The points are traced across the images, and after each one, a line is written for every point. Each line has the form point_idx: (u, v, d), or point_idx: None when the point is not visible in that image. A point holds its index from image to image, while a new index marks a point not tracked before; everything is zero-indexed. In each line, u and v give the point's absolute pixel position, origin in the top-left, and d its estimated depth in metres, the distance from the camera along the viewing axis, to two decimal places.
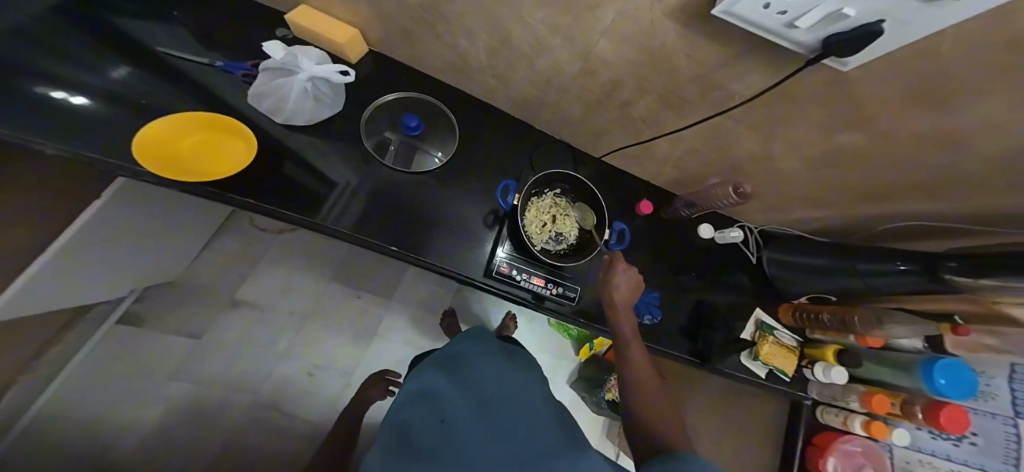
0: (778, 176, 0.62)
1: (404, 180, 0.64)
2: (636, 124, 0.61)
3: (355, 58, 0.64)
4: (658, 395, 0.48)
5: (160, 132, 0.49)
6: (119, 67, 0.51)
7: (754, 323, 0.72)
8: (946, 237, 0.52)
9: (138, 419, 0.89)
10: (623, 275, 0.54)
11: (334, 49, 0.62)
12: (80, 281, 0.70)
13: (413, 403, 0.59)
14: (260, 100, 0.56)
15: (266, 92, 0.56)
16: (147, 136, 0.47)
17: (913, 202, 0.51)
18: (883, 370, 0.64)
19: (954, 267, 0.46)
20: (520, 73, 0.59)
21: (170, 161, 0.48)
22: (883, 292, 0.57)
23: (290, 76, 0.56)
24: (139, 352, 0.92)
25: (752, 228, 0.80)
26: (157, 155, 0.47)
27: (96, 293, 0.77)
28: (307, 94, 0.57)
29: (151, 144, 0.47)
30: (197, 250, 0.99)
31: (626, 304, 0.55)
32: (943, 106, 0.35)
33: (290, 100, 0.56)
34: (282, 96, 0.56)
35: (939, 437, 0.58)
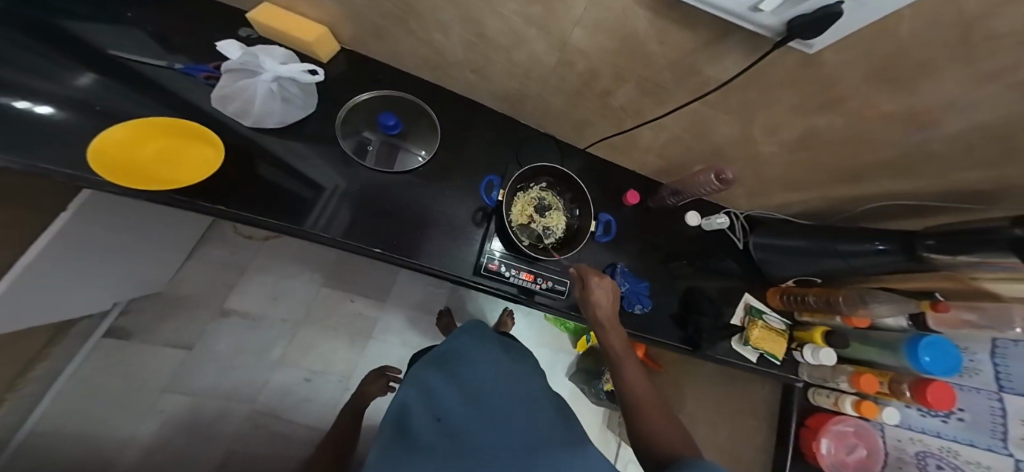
0: (759, 161, 0.62)
1: (386, 179, 0.63)
2: (616, 114, 0.60)
3: (326, 58, 0.63)
4: (649, 396, 0.49)
5: (119, 140, 0.48)
6: (83, 75, 0.50)
7: (744, 308, 0.73)
8: (926, 215, 0.53)
9: (129, 434, 0.87)
10: (600, 290, 0.57)
11: (303, 48, 0.61)
12: (56, 296, 0.68)
13: (410, 401, 0.57)
14: (226, 104, 0.55)
15: (231, 94, 0.55)
16: (105, 145, 0.46)
17: (892, 181, 0.52)
18: (869, 348, 0.65)
19: (930, 245, 0.46)
20: (496, 66, 0.58)
21: (130, 169, 0.47)
22: (868, 273, 0.58)
23: (253, 77, 0.55)
24: (128, 366, 0.92)
25: (738, 214, 0.80)
26: (117, 164, 0.46)
27: (75, 307, 0.76)
28: (274, 94, 0.56)
29: (109, 153, 0.46)
30: (181, 260, 0.98)
31: (609, 315, 0.57)
32: (910, 87, 0.35)
33: (257, 101, 0.55)
34: (247, 98, 0.55)
35: (928, 414, 0.59)
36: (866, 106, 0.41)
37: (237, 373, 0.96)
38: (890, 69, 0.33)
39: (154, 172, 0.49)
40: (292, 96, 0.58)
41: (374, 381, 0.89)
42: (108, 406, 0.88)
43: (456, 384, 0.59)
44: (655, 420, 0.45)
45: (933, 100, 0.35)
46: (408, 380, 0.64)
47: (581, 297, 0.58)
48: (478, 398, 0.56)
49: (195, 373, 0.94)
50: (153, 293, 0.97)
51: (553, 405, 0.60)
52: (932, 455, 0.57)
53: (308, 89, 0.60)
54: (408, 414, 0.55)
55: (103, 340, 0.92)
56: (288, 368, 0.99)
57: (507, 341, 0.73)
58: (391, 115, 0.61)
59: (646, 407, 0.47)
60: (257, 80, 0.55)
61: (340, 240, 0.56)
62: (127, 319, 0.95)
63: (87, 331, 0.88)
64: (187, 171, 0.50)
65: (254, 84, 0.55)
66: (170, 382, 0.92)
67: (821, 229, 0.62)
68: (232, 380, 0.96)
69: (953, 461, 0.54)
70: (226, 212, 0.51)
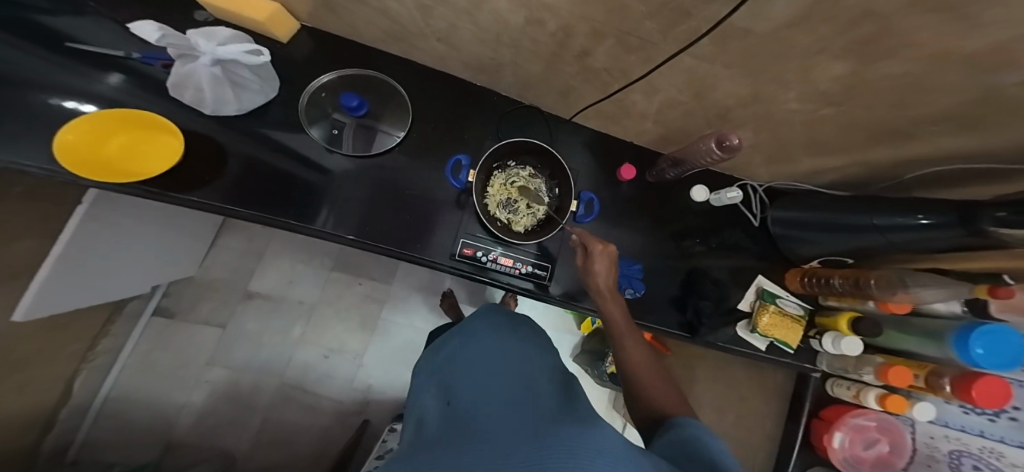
0: (779, 120, 0.52)
1: (364, 168, 0.61)
2: (600, 77, 0.53)
3: (283, 38, 0.61)
4: (642, 357, 0.45)
5: (86, 133, 0.49)
6: (112, 73, 0.54)
7: (755, 292, 0.68)
8: (1005, 178, 0.41)
9: (183, 401, 1.00)
10: (598, 260, 0.52)
11: (258, 27, 0.58)
12: (93, 289, 0.76)
13: (425, 397, 0.58)
14: (181, 93, 0.53)
15: (181, 82, 0.52)
16: (75, 140, 0.48)
17: (949, 142, 0.41)
18: (908, 338, 0.57)
19: (1002, 217, 0.35)
20: (460, 33, 0.52)
21: (103, 164, 0.50)
22: (913, 250, 0.49)
23: (194, 62, 0.50)
24: (174, 341, 1.03)
25: (756, 187, 0.73)
26: (90, 159, 0.49)
27: (116, 292, 0.84)
28: (221, 80, 0.52)
29: (78, 149, 0.48)
30: (204, 249, 1.06)
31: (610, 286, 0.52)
32: (961, 23, 0.26)
33: (206, 89, 0.52)
34: (196, 86, 0.52)
35: (971, 411, 0.51)
36: (904, 54, 0.31)
37: (265, 349, 1.05)
38: (926, 3, 0.25)
39: (118, 165, 0.50)
40: (243, 81, 0.55)
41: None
42: (164, 376, 1.01)
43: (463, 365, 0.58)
44: (654, 384, 0.42)
45: (1000, 38, 0.25)
46: (423, 369, 0.66)
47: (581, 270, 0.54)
48: (481, 372, 0.54)
49: (230, 349, 1.04)
50: (189, 277, 1.06)
51: (557, 372, 0.57)
52: (967, 455, 0.50)
53: (262, 72, 0.56)
54: (425, 409, 0.56)
55: (152, 319, 1.03)
56: (309, 346, 1.06)
57: (515, 318, 0.68)
58: (354, 95, 0.58)
59: (644, 375, 0.43)
60: (198, 65, 0.50)
61: (342, 235, 0.58)
62: (169, 300, 1.05)
63: (137, 311, 1.00)
64: (150, 166, 0.52)
65: (195, 69, 0.50)
66: (211, 357, 1.03)
67: (859, 200, 0.53)
68: (262, 355, 1.05)
69: (995, 463, 0.46)
70: (215, 205, 0.55)
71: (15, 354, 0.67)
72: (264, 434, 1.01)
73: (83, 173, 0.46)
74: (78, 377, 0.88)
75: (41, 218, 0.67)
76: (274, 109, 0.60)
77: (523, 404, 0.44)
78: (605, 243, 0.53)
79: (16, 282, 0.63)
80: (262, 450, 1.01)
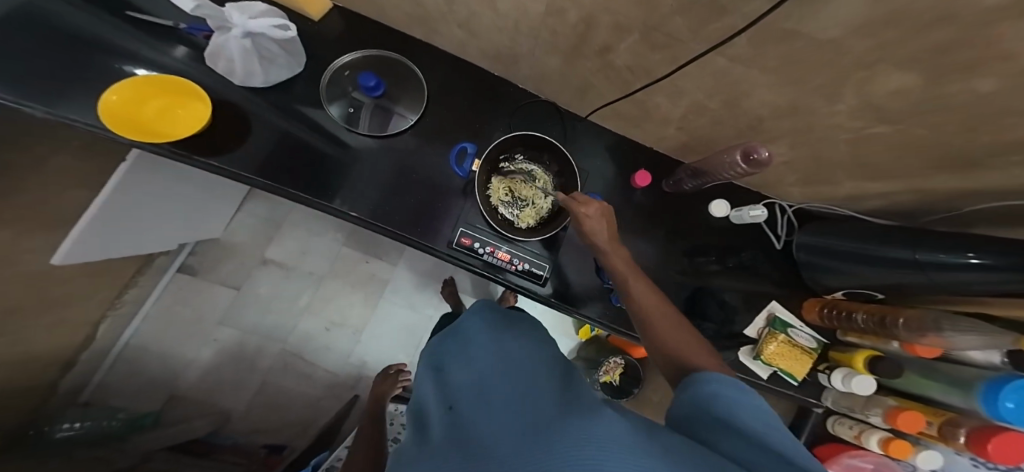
0: (809, 136, 0.49)
1: (385, 150, 0.63)
2: (621, 75, 0.51)
3: (316, 17, 0.62)
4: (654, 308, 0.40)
5: (127, 98, 0.53)
6: (179, 46, 0.58)
7: (765, 319, 0.66)
8: None
9: (192, 356, 1.06)
10: (590, 220, 0.47)
11: (293, 4, 0.59)
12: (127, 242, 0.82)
13: (427, 397, 0.54)
14: (214, 62, 0.55)
15: (215, 53, 0.54)
16: (119, 105, 0.52)
17: (1005, 171, 0.37)
18: (929, 383, 0.55)
19: None
20: (483, 20, 0.51)
21: (142, 126, 0.53)
22: (960, 295, 0.45)
23: (225, 34, 0.51)
24: (191, 297, 1.08)
25: (786, 207, 0.71)
26: (131, 122, 0.52)
27: (148, 247, 0.90)
28: (250, 53, 0.54)
29: (121, 112, 0.52)
30: (231, 213, 1.09)
31: (610, 242, 0.46)
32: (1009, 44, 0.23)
33: (237, 61, 0.54)
34: (228, 57, 0.54)
35: (981, 465, 0.48)
36: (949, 72, 0.29)
37: (273, 315, 1.10)
38: (975, 19, 0.22)
39: (152, 124, 0.54)
40: (271, 54, 0.56)
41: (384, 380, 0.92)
42: (180, 329, 1.07)
43: (465, 361, 0.54)
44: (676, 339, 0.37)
45: None
46: (425, 365, 0.63)
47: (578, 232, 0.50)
48: (481, 367, 0.50)
49: (241, 310, 1.09)
50: (213, 239, 1.11)
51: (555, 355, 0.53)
52: None
53: (289, 46, 0.57)
54: (429, 411, 0.51)
55: (176, 275, 1.08)
56: (314, 317, 1.10)
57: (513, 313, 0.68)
58: (371, 75, 0.59)
59: (667, 331, 0.38)
60: (229, 37, 0.51)
61: (357, 216, 0.60)
62: (193, 259, 1.10)
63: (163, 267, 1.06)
64: (178, 130, 0.54)
65: (227, 42, 0.52)
66: (223, 317, 1.09)
67: (907, 233, 0.49)
68: (269, 319, 1.10)
69: None
70: (229, 172, 0.57)
71: (54, 291, 0.73)
72: (266, 395, 1.07)
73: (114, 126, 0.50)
74: (105, 320, 0.95)
75: (87, 169, 0.73)
76: (299, 84, 0.62)
77: (521, 393, 0.41)
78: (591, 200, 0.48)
79: (58, 227, 0.68)
80: (262, 409, 1.06)
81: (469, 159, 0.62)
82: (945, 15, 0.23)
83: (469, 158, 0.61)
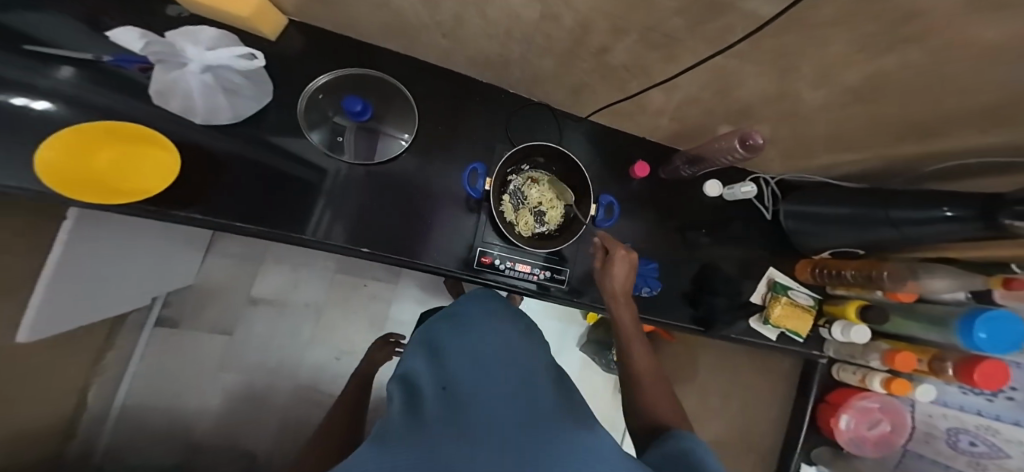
0: (800, 118, 0.51)
1: (376, 174, 0.59)
2: (618, 74, 0.50)
3: (270, 34, 0.55)
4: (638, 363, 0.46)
5: (69, 147, 0.42)
6: (63, 65, 0.45)
7: (767, 284, 0.70)
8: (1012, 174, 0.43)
9: (197, 406, 1.01)
10: (617, 262, 0.51)
11: (237, 21, 0.51)
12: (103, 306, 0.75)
13: (415, 362, 0.46)
14: (164, 100, 0.48)
15: (167, 90, 0.47)
16: (62, 157, 0.41)
17: (987, 135, 0.40)
18: (911, 323, 0.60)
19: (1013, 211, 0.36)
20: (468, 29, 0.48)
21: (93, 183, 0.43)
22: (928, 245, 0.53)
23: (180, 69, 0.46)
24: (184, 348, 1.02)
25: (769, 179, 0.74)
26: (77, 178, 0.42)
27: (122, 305, 0.82)
28: (212, 87, 0.49)
29: (62, 166, 0.41)
30: (202, 254, 1.03)
31: (626, 290, 0.51)
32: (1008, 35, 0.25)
33: (197, 97, 0.48)
34: (183, 93, 0.48)
35: (970, 392, 0.54)
36: (952, 57, 0.30)
37: (276, 354, 1.06)
38: (986, 21, 0.23)
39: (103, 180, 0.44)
40: (235, 86, 0.51)
41: (380, 348, 0.82)
42: (176, 382, 1.01)
43: (464, 343, 0.48)
44: (656, 393, 0.42)
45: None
46: (413, 339, 0.55)
47: (598, 269, 0.54)
48: (474, 358, 0.44)
49: (240, 354, 1.04)
50: (193, 284, 1.04)
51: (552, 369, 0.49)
52: (963, 432, 0.53)
53: (252, 75, 0.52)
54: (414, 374, 0.43)
55: (155, 330, 1.02)
56: (318, 346, 1.07)
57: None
58: (356, 99, 0.54)
59: (649, 384, 0.43)
60: (187, 73, 0.46)
61: (339, 245, 0.55)
62: (170, 310, 1.03)
63: (140, 322, 0.98)
64: (143, 182, 0.46)
65: (183, 77, 0.47)
66: (222, 363, 1.04)
67: (872, 196, 0.55)
68: (272, 359, 1.05)
69: (990, 439, 0.49)
70: (222, 222, 0.50)
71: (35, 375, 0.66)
72: (285, 434, 1.03)
73: (61, 189, 0.40)
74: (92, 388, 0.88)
75: None
76: (270, 113, 0.55)
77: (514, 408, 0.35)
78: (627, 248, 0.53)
79: None
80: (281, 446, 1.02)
81: (483, 179, 0.61)
82: (957, 16, 0.24)
83: (482, 178, 0.59)
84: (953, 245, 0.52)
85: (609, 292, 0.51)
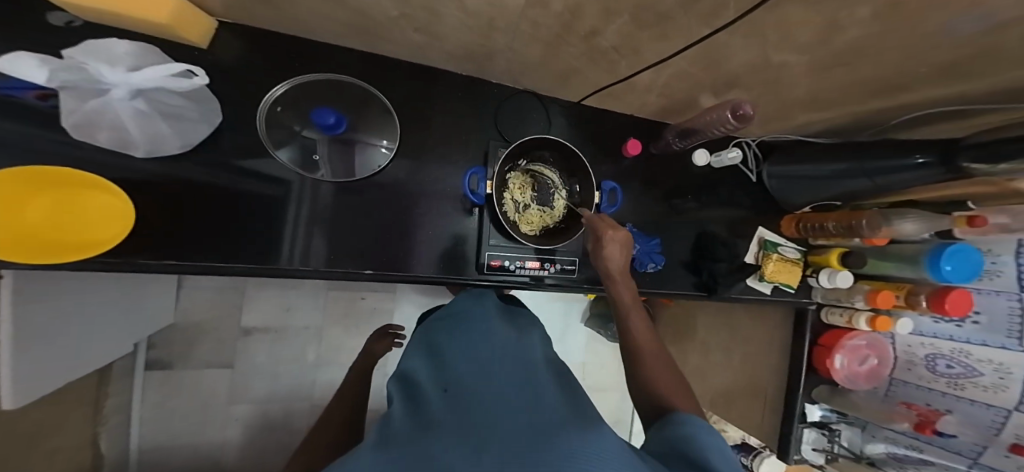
0: (783, 84, 0.52)
1: (349, 190, 0.54)
2: (608, 56, 0.49)
3: (200, 36, 0.43)
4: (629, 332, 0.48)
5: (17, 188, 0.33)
6: None
7: (759, 243, 0.75)
8: (970, 114, 0.48)
9: (219, 440, 0.99)
10: (611, 244, 0.52)
11: (154, 27, 0.39)
12: (87, 362, 0.68)
13: (420, 372, 0.44)
14: (88, 134, 0.39)
15: (90, 124, 0.38)
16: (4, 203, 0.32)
17: (961, 83, 0.42)
18: (887, 264, 0.65)
19: (971, 155, 0.41)
20: (446, 24, 0.44)
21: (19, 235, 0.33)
22: (890, 192, 0.58)
23: (101, 98, 0.37)
24: (183, 389, 0.97)
25: (750, 143, 0.77)
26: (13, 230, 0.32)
27: (107, 356, 0.75)
28: (149, 115, 0.40)
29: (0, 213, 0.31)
30: (173, 298, 0.93)
31: (622, 271, 0.53)
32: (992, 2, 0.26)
33: (133, 129, 0.40)
34: (111, 124, 0.39)
35: (941, 321, 0.61)
36: (952, 16, 0.31)
37: (286, 379, 1.04)
38: None
39: (26, 231, 0.34)
40: (175, 109, 0.42)
41: (379, 340, 0.76)
42: (187, 424, 0.97)
43: (467, 348, 0.46)
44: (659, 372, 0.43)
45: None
46: (414, 343, 0.53)
47: (592, 250, 0.54)
48: (483, 362, 0.43)
49: (249, 385, 1.01)
50: (173, 325, 0.95)
51: (555, 378, 0.46)
52: (940, 356, 0.61)
53: (195, 96, 0.44)
54: (419, 380, 0.43)
55: (148, 374, 0.94)
56: (329, 365, 1.07)
57: (512, 310, 0.60)
58: (327, 111, 0.48)
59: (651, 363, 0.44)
60: (110, 100, 0.37)
61: (319, 269, 0.51)
62: (158, 352, 0.95)
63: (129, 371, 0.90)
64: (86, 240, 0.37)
65: (106, 107, 0.38)
66: (232, 396, 1.00)
67: (846, 150, 0.58)
68: (283, 385, 1.04)
69: (964, 360, 0.57)
70: (203, 263, 0.45)
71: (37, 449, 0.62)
72: None
73: None
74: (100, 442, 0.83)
75: None
76: (224, 137, 0.47)
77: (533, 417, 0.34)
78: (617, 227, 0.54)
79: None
80: None
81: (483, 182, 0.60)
82: None
83: (483, 181, 0.60)
84: (915, 190, 0.58)
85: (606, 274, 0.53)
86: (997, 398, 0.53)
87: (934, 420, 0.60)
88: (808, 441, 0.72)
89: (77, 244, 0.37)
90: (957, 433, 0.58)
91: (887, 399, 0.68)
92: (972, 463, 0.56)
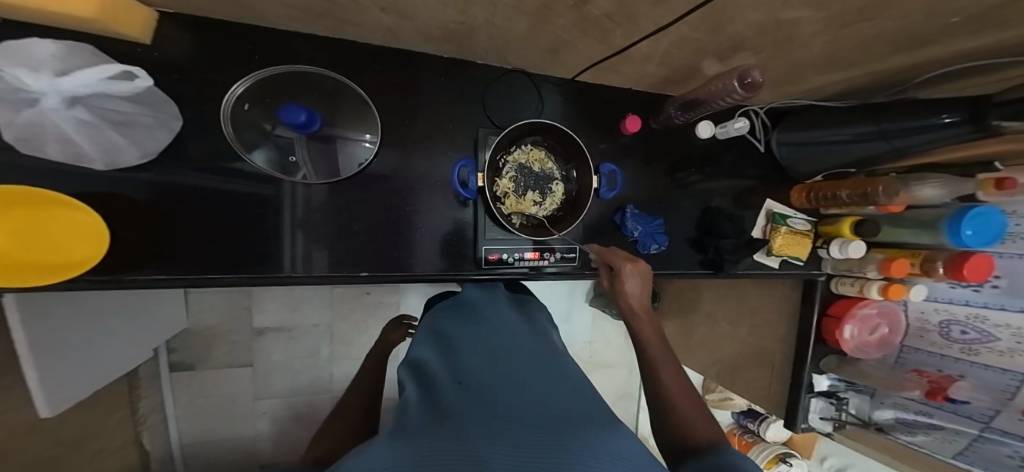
0: (794, 44, 0.48)
1: (339, 191, 0.52)
2: (602, 26, 0.45)
3: (140, 31, 0.40)
4: (676, 385, 0.43)
5: None
6: None
7: (766, 216, 0.72)
8: (1004, 65, 0.44)
9: (251, 433, 1.04)
10: (629, 278, 0.53)
11: (83, 23, 0.35)
12: (110, 373, 0.70)
13: (430, 357, 0.43)
14: (35, 147, 0.35)
15: (34, 137, 0.34)
16: None
17: (999, 31, 0.38)
18: (903, 231, 0.62)
19: (1002, 111, 0.37)
20: (421, 5, 0.41)
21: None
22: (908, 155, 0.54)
23: (33, 111, 0.32)
24: (209, 388, 1.01)
25: (758, 110, 0.72)
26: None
27: (130, 361, 0.77)
28: (97, 126, 0.36)
29: None
30: (182, 302, 0.94)
31: (642, 304, 0.52)
32: None
33: (83, 142, 0.36)
34: (57, 139, 0.35)
35: (958, 286, 0.59)
36: None
37: (305, 373, 1.07)
38: None
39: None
40: (126, 116, 0.38)
41: (394, 330, 0.77)
42: (220, 418, 1.02)
43: (478, 341, 0.44)
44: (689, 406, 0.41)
45: None
46: (423, 330, 0.51)
47: (612, 287, 0.55)
48: (496, 353, 0.42)
49: (271, 381, 1.05)
50: (188, 329, 0.97)
51: (567, 371, 0.45)
52: (956, 322, 0.60)
53: (147, 98, 0.40)
54: (430, 368, 0.41)
55: (173, 376, 0.97)
56: (342, 360, 1.09)
57: (520, 299, 0.59)
58: (296, 107, 0.45)
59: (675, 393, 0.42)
60: (47, 113, 0.32)
61: (323, 276, 0.51)
62: (179, 355, 0.98)
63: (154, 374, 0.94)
64: (58, 260, 0.37)
65: (44, 120, 0.33)
66: (256, 392, 1.04)
67: (862, 112, 0.54)
68: (304, 379, 1.07)
69: (979, 326, 0.56)
70: (194, 277, 0.45)
71: (81, 454, 0.65)
72: None
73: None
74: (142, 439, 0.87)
75: None
76: (192, 144, 0.45)
77: (552, 408, 0.32)
78: (633, 261, 0.54)
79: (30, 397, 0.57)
80: None
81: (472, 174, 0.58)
82: None
83: (472, 173, 0.57)
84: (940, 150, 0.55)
85: (626, 308, 0.52)
86: (1013, 362, 0.52)
87: (945, 387, 0.59)
88: (814, 410, 0.73)
89: (46, 265, 0.36)
90: (969, 399, 0.57)
91: (896, 366, 0.68)
92: (983, 427, 0.56)
